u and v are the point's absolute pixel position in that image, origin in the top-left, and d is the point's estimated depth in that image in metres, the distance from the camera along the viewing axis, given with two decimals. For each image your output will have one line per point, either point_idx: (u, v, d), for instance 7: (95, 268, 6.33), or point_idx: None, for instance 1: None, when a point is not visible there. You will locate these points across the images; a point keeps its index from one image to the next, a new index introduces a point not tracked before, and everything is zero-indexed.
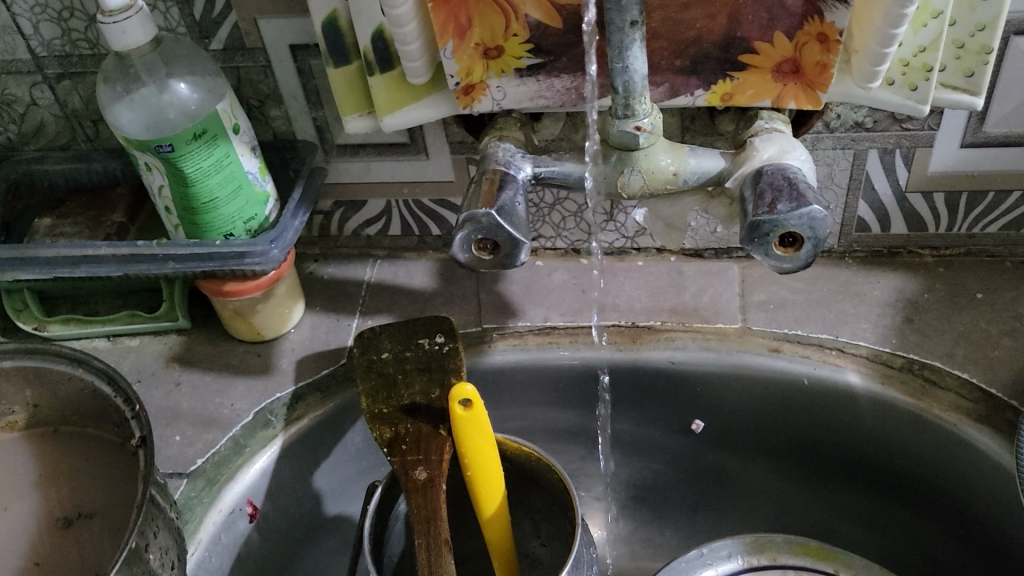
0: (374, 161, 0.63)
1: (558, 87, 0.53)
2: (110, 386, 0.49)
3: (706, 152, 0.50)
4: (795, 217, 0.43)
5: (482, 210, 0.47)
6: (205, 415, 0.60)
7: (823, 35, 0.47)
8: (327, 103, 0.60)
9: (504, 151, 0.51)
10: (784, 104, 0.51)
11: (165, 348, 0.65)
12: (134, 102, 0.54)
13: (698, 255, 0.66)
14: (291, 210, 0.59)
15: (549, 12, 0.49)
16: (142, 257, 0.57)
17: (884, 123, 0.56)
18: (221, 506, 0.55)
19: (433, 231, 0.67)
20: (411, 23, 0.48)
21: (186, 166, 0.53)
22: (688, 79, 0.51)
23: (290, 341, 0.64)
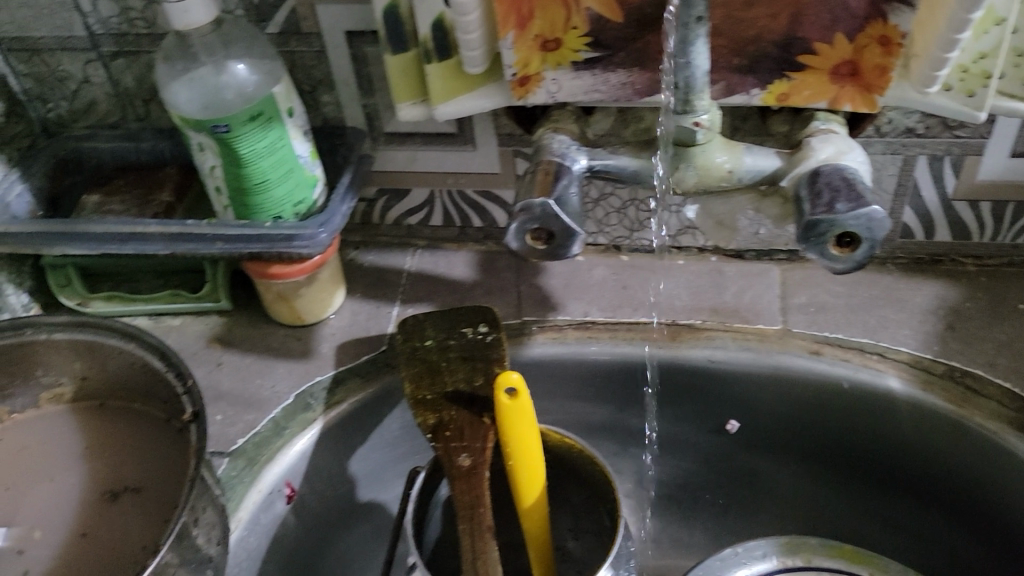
0: (422, 150, 0.63)
1: (614, 82, 0.53)
2: (162, 361, 0.50)
3: (762, 151, 0.50)
4: (854, 218, 0.43)
5: (538, 201, 0.47)
6: (246, 396, 0.60)
7: (885, 38, 0.47)
8: (379, 90, 0.60)
9: (560, 142, 0.51)
10: (840, 106, 0.51)
11: (206, 328, 0.65)
12: (192, 82, 0.54)
13: (739, 256, 0.66)
14: (340, 196, 0.59)
15: (612, 7, 0.49)
16: (191, 237, 0.58)
17: (935, 129, 0.56)
18: (260, 487, 0.56)
19: (475, 222, 0.68)
20: (474, 12, 0.48)
21: (240, 147, 0.54)
22: (744, 78, 0.51)
23: (330, 327, 0.64)
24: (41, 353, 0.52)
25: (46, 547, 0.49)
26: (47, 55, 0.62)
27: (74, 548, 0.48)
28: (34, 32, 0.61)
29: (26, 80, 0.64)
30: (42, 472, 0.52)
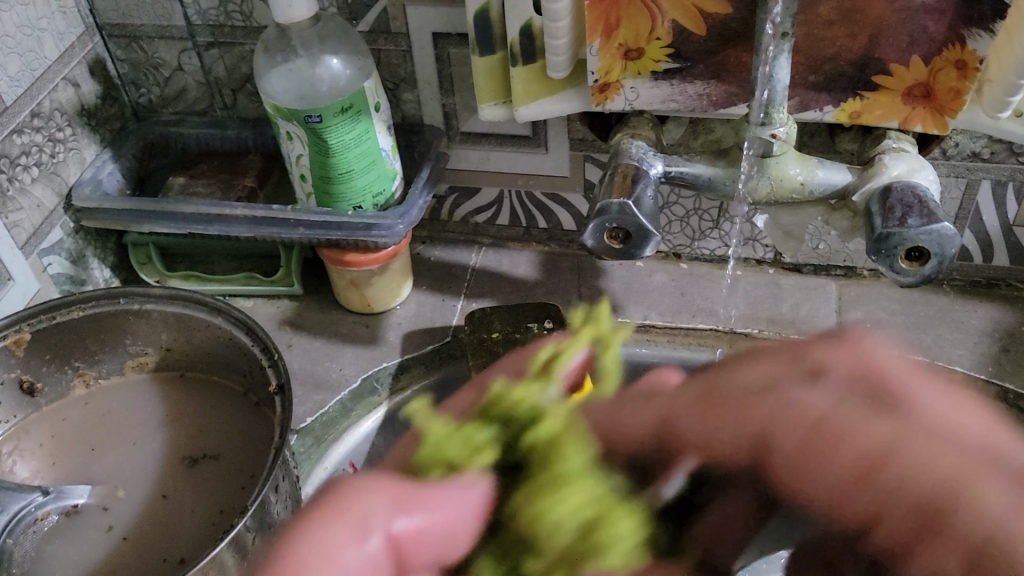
0: (495, 150, 0.65)
1: (690, 92, 0.55)
2: (247, 336, 0.52)
3: (834, 165, 0.52)
4: (925, 233, 0.45)
5: (616, 201, 0.49)
6: (316, 377, 0.63)
7: (962, 62, 0.49)
8: (459, 91, 0.62)
9: (637, 147, 0.53)
10: (911, 127, 0.53)
11: (278, 311, 0.68)
12: (289, 73, 0.57)
13: (797, 269, 0.68)
14: (418, 190, 0.62)
15: (696, 21, 0.51)
16: (275, 221, 0.61)
17: (1001, 155, 0.57)
18: (327, 464, 0.58)
19: (540, 223, 0.70)
20: (565, 19, 0.50)
21: (329, 137, 0.56)
22: (818, 95, 0.53)
23: (396, 316, 0.67)
24: (131, 323, 0.55)
25: (129, 505, 0.51)
26: (145, 42, 0.65)
27: (156, 508, 0.51)
28: (136, 20, 0.64)
29: (123, 65, 0.67)
30: (126, 436, 0.55)
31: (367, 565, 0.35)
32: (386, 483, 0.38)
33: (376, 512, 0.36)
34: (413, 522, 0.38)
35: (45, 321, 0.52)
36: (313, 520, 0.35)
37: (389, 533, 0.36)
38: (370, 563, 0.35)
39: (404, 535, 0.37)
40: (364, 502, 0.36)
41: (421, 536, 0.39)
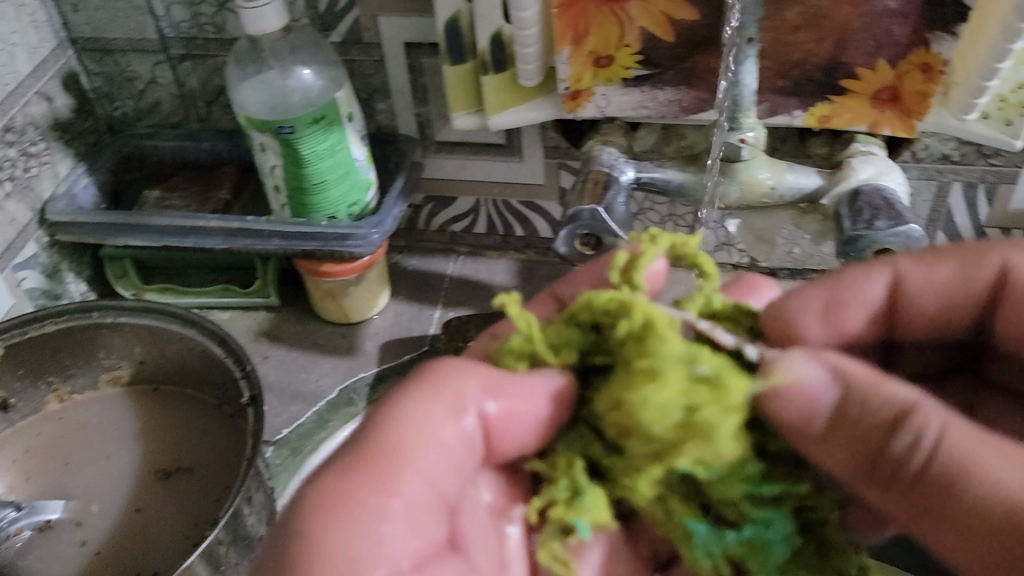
0: (470, 159, 0.65)
1: (661, 99, 0.55)
2: (221, 347, 0.52)
3: (803, 169, 0.52)
4: (893, 235, 0.45)
5: (587, 207, 0.49)
6: (292, 388, 0.63)
7: (927, 66, 0.49)
8: (432, 100, 0.62)
9: (608, 154, 0.54)
10: (880, 130, 0.53)
11: (255, 323, 0.67)
12: (260, 85, 0.57)
13: (775, 275, 0.66)
14: (392, 199, 0.62)
15: (664, 27, 0.52)
16: (250, 232, 0.60)
17: (970, 157, 0.58)
18: (304, 475, 0.58)
19: (517, 231, 0.70)
20: (533, 26, 0.51)
21: (302, 148, 0.56)
22: (787, 100, 0.53)
23: (373, 326, 0.67)
24: (105, 336, 0.55)
25: (102, 520, 0.51)
26: (119, 56, 0.65)
27: (130, 522, 0.50)
28: (109, 33, 0.64)
29: (97, 79, 0.67)
30: (100, 450, 0.55)
31: (461, 442, 0.35)
32: (481, 365, 0.37)
33: (471, 389, 0.35)
34: (505, 403, 0.36)
35: (18, 335, 0.52)
36: (411, 391, 0.35)
37: (479, 410, 0.35)
38: (464, 439, 0.35)
39: (495, 420, 0.36)
40: (456, 380, 0.35)
41: (518, 419, 0.37)
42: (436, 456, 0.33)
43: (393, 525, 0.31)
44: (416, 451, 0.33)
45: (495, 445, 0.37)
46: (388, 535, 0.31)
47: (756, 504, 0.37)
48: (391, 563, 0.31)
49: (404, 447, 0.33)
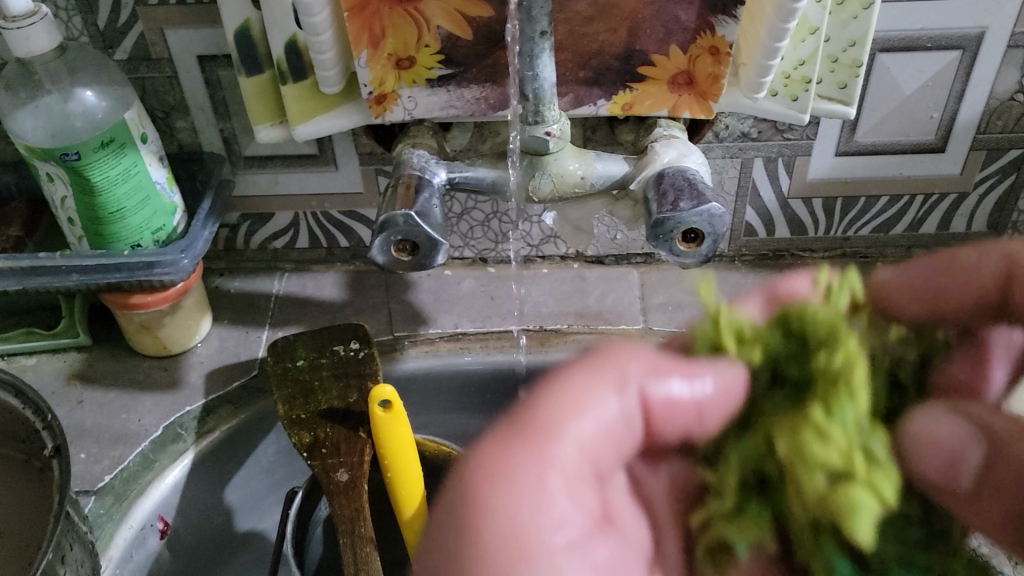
0: (283, 172, 0.63)
1: (468, 97, 0.55)
2: (17, 398, 0.48)
3: (610, 158, 0.53)
4: (696, 214, 0.46)
5: (400, 213, 0.48)
6: (111, 432, 0.59)
7: (714, 48, 0.51)
8: (235, 114, 0.60)
9: (419, 157, 0.53)
10: (680, 114, 0.55)
11: (65, 366, 0.63)
12: (38, 110, 0.53)
13: (600, 261, 0.69)
14: (201, 221, 0.59)
15: (461, 25, 0.51)
16: (45, 270, 0.56)
17: (767, 133, 0.60)
18: (131, 523, 0.54)
19: (341, 242, 0.68)
20: (326, 32, 0.49)
21: (92, 175, 0.53)
22: (591, 90, 0.54)
23: (197, 356, 0.63)
24: None
25: None
26: None
27: None
28: None
29: None
30: None
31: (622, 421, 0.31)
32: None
33: None
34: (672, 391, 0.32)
35: None
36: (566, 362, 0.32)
37: (646, 394, 0.32)
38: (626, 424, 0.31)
39: (666, 406, 0.32)
40: None
41: (683, 404, 0.32)
42: (591, 427, 0.30)
43: (550, 481, 0.29)
44: (571, 415, 0.30)
45: (663, 429, 0.33)
46: (550, 495, 0.28)
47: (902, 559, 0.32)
48: (554, 530, 0.28)
49: (557, 419, 0.30)
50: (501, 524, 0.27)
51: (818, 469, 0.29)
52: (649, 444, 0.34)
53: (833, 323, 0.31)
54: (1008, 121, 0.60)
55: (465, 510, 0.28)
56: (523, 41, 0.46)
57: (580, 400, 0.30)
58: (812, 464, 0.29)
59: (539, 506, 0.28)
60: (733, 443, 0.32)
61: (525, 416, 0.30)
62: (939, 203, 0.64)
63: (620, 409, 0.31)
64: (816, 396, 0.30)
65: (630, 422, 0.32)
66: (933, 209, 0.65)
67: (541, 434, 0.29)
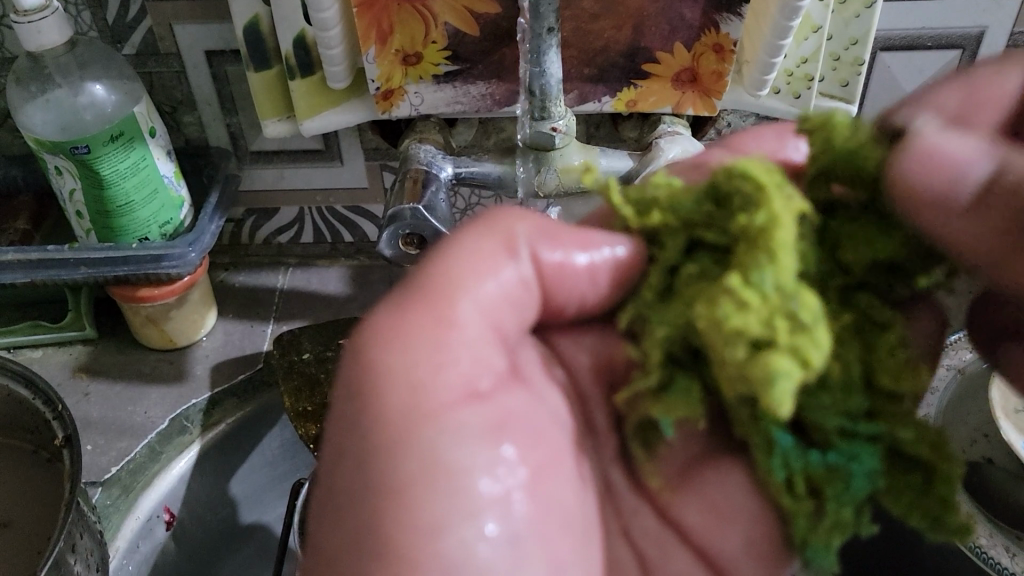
0: (289, 167, 0.63)
1: (474, 93, 0.55)
2: (27, 389, 0.48)
3: (614, 154, 0.54)
4: None
5: (408, 206, 0.49)
6: (118, 424, 0.59)
7: (719, 46, 0.52)
8: (242, 109, 0.60)
9: (425, 152, 0.53)
10: (683, 110, 0.55)
11: (71, 359, 0.63)
12: (48, 104, 0.53)
13: None
14: (207, 215, 0.60)
15: (468, 22, 0.52)
16: (53, 262, 0.56)
17: None
18: (138, 514, 0.54)
19: (346, 237, 0.68)
20: (335, 27, 0.49)
21: (101, 168, 0.53)
22: (595, 87, 0.55)
23: (202, 349, 0.64)
24: None
25: None
26: None
27: None
28: None
29: None
30: None
31: (521, 287, 0.31)
32: None
33: None
34: (565, 251, 0.33)
35: None
36: (465, 231, 0.32)
37: (537, 256, 0.32)
38: (525, 287, 0.32)
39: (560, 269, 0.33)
40: None
41: (580, 270, 0.33)
42: (493, 292, 0.30)
43: (451, 348, 0.29)
44: (471, 280, 0.30)
45: (565, 293, 0.34)
46: (446, 348, 0.29)
47: (851, 434, 0.32)
48: (452, 394, 0.28)
49: (455, 282, 0.30)
50: (403, 387, 0.28)
51: (737, 342, 0.27)
52: (555, 307, 0.34)
53: (768, 186, 0.29)
54: None
55: (367, 381, 0.28)
56: (530, 38, 0.46)
57: (483, 263, 0.31)
58: (731, 337, 0.27)
59: (438, 363, 0.28)
60: (648, 306, 0.32)
61: (431, 279, 0.30)
62: None
63: (518, 275, 0.31)
64: (736, 262, 0.28)
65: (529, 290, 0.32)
66: None
67: (440, 300, 0.29)
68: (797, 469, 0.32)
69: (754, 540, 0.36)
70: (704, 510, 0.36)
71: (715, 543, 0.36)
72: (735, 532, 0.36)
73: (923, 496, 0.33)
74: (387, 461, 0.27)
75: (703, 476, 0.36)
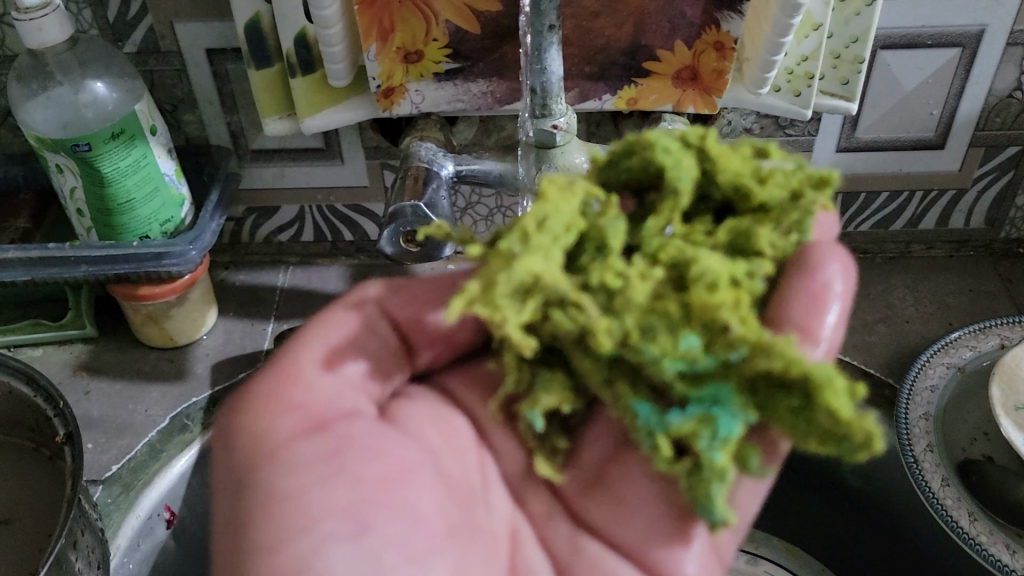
0: (289, 166, 0.63)
1: (475, 91, 0.55)
2: (29, 386, 0.48)
3: (616, 152, 0.53)
4: None
5: (409, 204, 0.49)
6: (119, 422, 0.59)
7: (719, 44, 0.52)
8: (243, 108, 0.60)
9: (426, 150, 0.53)
10: (683, 109, 0.55)
11: (71, 357, 0.63)
12: (49, 102, 0.53)
13: None
14: (208, 213, 0.59)
15: (469, 20, 0.52)
16: (54, 261, 0.56)
17: (769, 129, 0.61)
18: (139, 512, 0.54)
19: (346, 236, 0.68)
20: (337, 25, 0.49)
21: (102, 166, 0.53)
22: (596, 85, 0.55)
23: (203, 348, 0.64)
24: None
25: None
26: None
27: None
28: None
29: None
30: None
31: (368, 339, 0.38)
32: None
33: None
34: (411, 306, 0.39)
35: None
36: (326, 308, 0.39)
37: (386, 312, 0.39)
38: (376, 341, 0.38)
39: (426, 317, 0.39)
40: None
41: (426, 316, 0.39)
42: (335, 347, 0.37)
43: (293, 394, 0.35)
44: (314, 338, 0.37)
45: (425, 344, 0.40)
46: (287, 397, 0.35)
47: (697, 381, 0.32)
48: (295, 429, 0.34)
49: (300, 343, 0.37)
50: (247, 432, 0.34)
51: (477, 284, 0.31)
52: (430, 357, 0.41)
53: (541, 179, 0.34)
54: (1006, 118, 0.60)
55: (228, 437, 0.35)
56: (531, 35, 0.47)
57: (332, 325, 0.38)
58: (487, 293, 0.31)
59: (281, 409, 0.35)
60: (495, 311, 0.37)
61: (285, 346, 0.37)
62: (938, 199, 0.65)
63: (366, 335, 0.38)
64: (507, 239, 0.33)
65: (388, 345, 0.39)
66: (932, 206, 0.66)
67: (287, 360, 0.36)
68: (658, 430, 0.33)
69: (654, 524, 0.38)
70: (616, 504, 0.39)
71: (626, 530, 0.39)
72: (638, 520, 0.39)
73: (802, 414, 0.31)
74: (235, 489, 0.33)
75: (612, 474, 0.40)
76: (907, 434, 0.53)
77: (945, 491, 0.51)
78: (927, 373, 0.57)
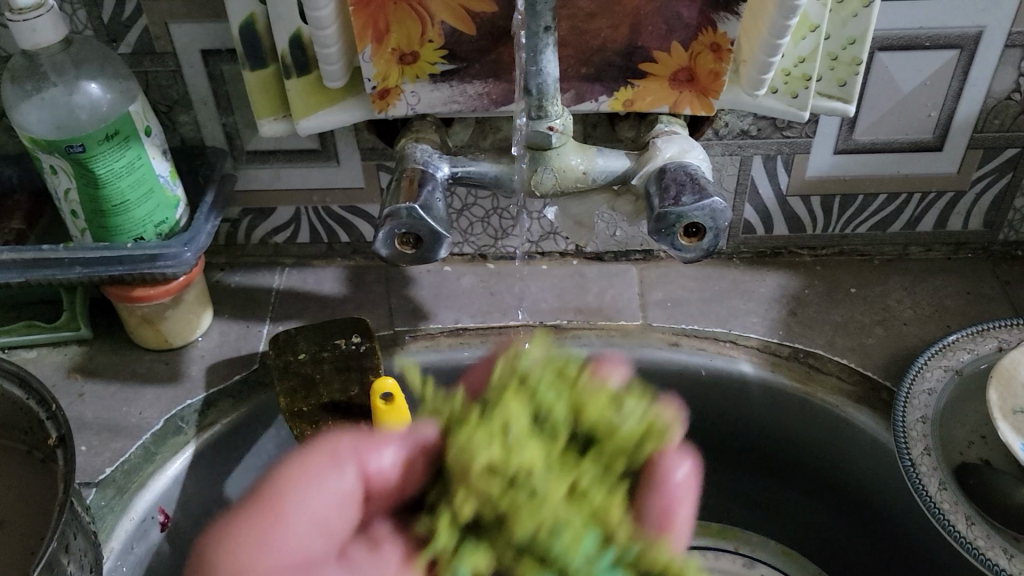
0: (285, 167, 0.63)
1: (470, 93, 0.55)
2: (22, 389, 0.48)
3: (612, 153, 0.53)
4: (698, 209, 0.47)
5: (404, 205, 0.48)
6: (113, 424, 0.59)
7: (716, 45, 0.52)
8: (238, 109, 0.60)
9: (422, 151, 0.53)
10: (680, 110, 0.55)
11: (65, 359, 0.63)
12: (43, 103, 0.53)
13: (599, 258, 0.69)
14: (203, 215, 0.59)
15: (464, 21, 0.51)
16: (48, 262, 0.56)
17: (767, 131, 0.61)
18: (133, 514, 0.54)
19: (343, 237, 0.68)
20: (331, 26, 0.49)
21: (96, 167, 0.53)
22: (592, 86, 0.55)
23: (198, 349, 0.63)
24: None
25: None
26: None
27: None
28: None
29: None
30: None
31: (343, 497, 0.44)
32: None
33: None
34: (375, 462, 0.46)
35: None
36: (294, 459, 0.44)
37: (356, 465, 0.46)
38: (348, 495, 0.45)
39: (382, 465, 0.47)
40: None
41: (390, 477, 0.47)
42: (317, 500, 0.43)
43: (278, 533, 0.40)
44: (298, 496, 0.42)
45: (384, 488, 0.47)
46: (271, 543, 0.40)
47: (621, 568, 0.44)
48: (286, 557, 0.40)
49: (282, 490, 0.42)
50: (232, 563, 0.39)
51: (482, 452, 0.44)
52: (381, 501, 0.48)
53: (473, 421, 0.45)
54: (1005, 120, 0.60)
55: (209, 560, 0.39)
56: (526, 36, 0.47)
57: (309, 475, 0.43)
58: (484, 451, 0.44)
59: (268, 554, 0.39)
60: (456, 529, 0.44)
61: (265, 499, 0.42)
62: (937, 201, 0.65)
63: (338, 482, 0.44)
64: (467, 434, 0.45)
65: (354, 499, 0.45)
66: (930, 208, 0.66)
67: (272, 513, 0.41)
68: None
69: None
70: None
71: None
72: None
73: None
74: None
75: None
76: (904, 438, 0.53)
77: (941, 495, 0.51)
78: (925, 376, 0.57)
